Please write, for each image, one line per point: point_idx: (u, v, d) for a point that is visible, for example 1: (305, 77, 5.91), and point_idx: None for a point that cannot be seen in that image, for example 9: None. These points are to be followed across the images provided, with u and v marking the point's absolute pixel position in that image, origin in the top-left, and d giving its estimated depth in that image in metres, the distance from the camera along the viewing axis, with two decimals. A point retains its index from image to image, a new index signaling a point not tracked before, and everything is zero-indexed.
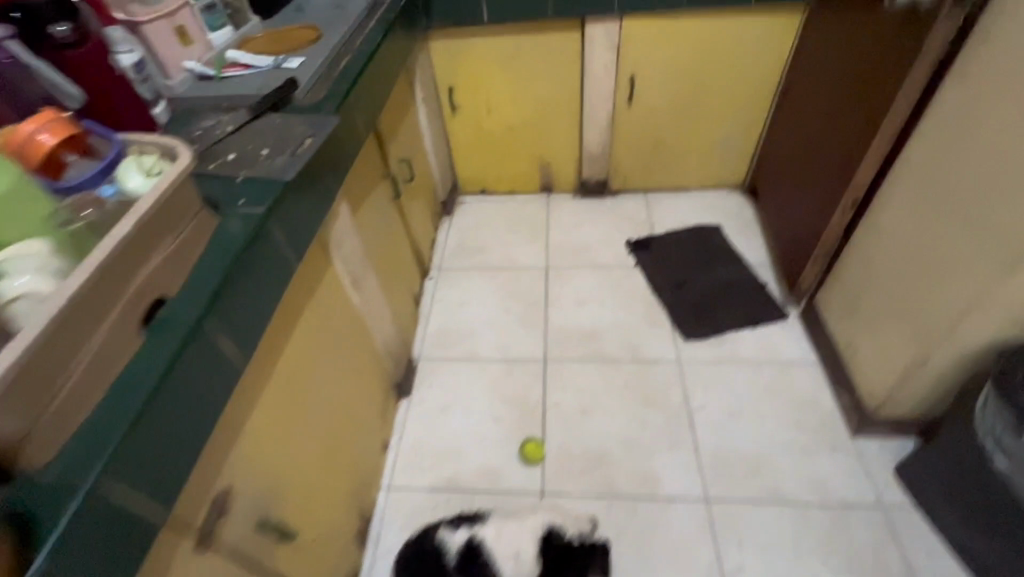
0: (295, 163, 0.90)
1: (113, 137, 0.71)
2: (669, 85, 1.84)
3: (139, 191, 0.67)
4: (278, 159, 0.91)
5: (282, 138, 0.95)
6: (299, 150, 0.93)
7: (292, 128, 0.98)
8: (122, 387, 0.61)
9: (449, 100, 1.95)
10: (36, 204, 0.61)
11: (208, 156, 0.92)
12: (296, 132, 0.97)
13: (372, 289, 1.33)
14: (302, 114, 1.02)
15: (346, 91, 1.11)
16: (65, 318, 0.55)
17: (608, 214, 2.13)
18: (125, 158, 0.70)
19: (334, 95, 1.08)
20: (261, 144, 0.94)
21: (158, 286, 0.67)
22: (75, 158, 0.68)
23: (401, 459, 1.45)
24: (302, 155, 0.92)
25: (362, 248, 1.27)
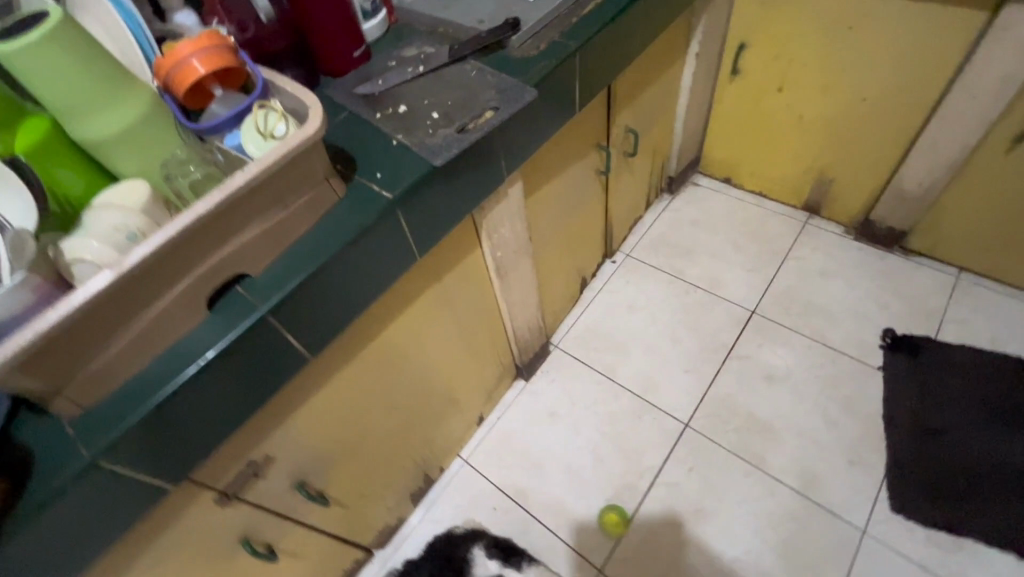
0: (454, 145, 0.72)
1: (257, 71, 0.62)
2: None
3: (253, 153, 0.59)
4: (440, 131, 0.74)
5: (463, 102, 0.78)
6: (469, 126, 0.75)
7: (481, 90, 0.79)
8: (170, 360, 0.59)
9: (732, 60, 1.50)
10: (154, 144, 0.58)
11: (382, 102, 0.81)
12: (481, 98, 0.78)
13: (524, 275, 1.17)
14: (503, 72, 0.82)
15: (571, 52, 0.85)
16: (117, 290, 0.50)
17: (881, 277, 1.52)
18: (259, 103, 0.60)
19: (554, 54, 0.84)
20: (437, 104, 0.78)
21: (240, 261, 0.61)
22: (221, 92, 0.62)
23: (488, 439, 1.38)
24: (468, 135, 0.73)
25: (528, 231, 1.09)
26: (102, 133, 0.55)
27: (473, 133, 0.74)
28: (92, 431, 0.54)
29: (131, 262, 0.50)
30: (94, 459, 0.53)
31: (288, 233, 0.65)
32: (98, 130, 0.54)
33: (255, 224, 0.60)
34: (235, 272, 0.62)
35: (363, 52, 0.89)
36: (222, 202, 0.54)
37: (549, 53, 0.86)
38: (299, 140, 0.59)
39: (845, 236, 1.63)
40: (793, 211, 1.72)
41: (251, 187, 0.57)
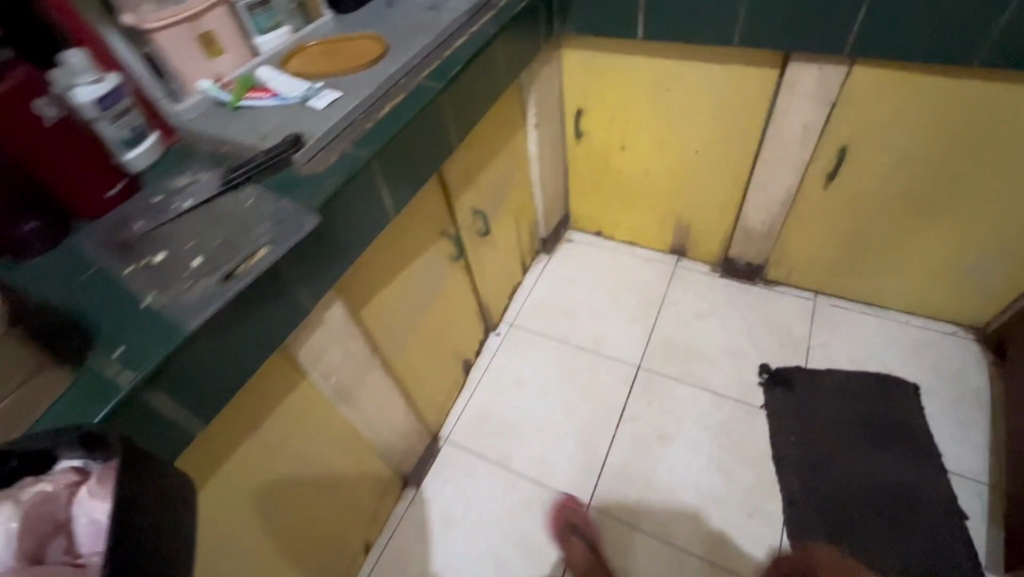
0: (213, 301, 0.62)
1: None
2: (900, 173, 1.19)
3: None
4: (200, 284, 0.64)
5: (233, 240, 0.68)
6: (234, 272, 0.65)
7: (254, 222, 0.70)
8: None
9: (574, 125, 1.52)
10: None
11: (139, 251, 0.69)
12: (254, 232, 0.69)
13: (379, 386, 1.06)
14: (284, 196, 0.73)
15: (365, 163, 0.79)
16: None
17: (750, 311, 1.56)
18: None
19: (343, 168, 0.77)
20: (202, 247, 0.68)
21: None
22: None
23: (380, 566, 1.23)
24: (231, 284, 0.63)
25: (370, 343, 0.99)
26: None
27: (237, 279, 0.63)
28: None
29: None
30: None
31: None
32: None
33: None
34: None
35: (123, 187, 0.79)
36: None
37: (340, 165, 0.78)
38: None
39: (713, 275, 1.67)
40: (663, 256, 1.76)
41: None
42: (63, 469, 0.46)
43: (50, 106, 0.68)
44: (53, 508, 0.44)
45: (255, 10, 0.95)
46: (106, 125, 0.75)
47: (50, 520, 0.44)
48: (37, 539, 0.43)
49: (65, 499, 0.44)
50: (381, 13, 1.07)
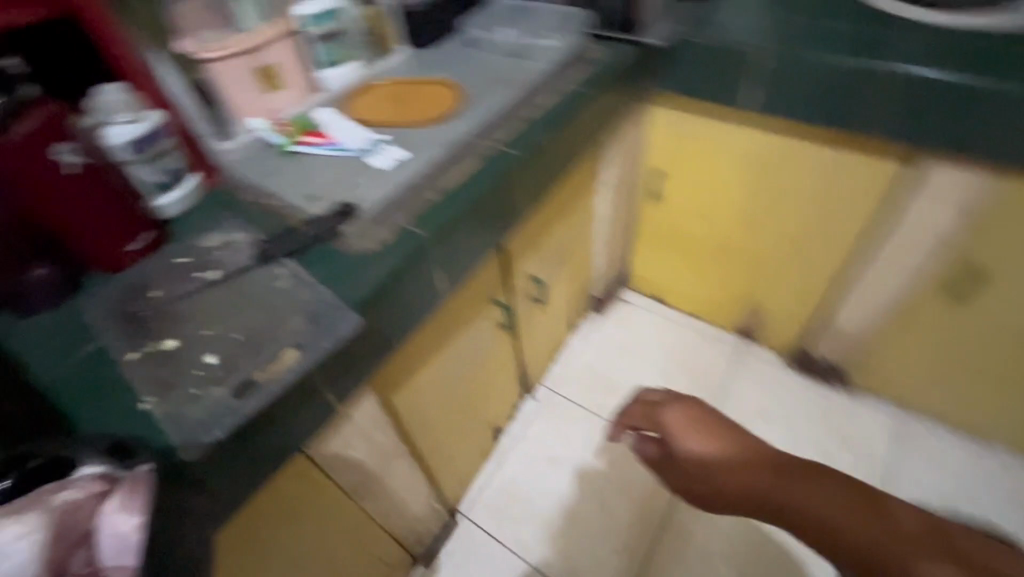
0: (218, 425, 0.50)
1: None
2: (830, 212, 1.12)
3: None
4: (206, 394, 0.52)
5: (256, 337, 0.57)
6: (249, 384, 0.53)
7: (284, 315, 0.59)
8: None
9: (650, 186, 1.37)
10: None
11: (148, 331, 0.59)
12: (281, 330, 0.57)
13: (403, 474, 0.94)
14: (323, 285, 0.61)
15: (421, 250, 0.66)
16: None
17: (822, 420, 1.39)
18: None
19: (396, 255, 0.64)
20: (219, 340, 0.57)
21: None
22: None
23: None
24: (242, 403, 0.51)
25: (400, 431, 0.86)
26: None
27: (249, 398, 0.52)
28: None
29: None
30: None
31: None
32: None
33: None
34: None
35: (149, 240, 0.67)
36: None
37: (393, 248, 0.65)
38: None
39: (783, 368, 1.49)
40: (725, 334, 1.58)
41: None
42: (86, 476, 0.45)
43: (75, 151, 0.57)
44: (78, 518, 0.42)
45: (321, 42, 0.84)
46: (141, 168, 0.66)
47: (71, 534, 0.42)
48: (62, 548, 0.41)
49: (92, 507, 0.43)
50: (460, 57, 0.96)
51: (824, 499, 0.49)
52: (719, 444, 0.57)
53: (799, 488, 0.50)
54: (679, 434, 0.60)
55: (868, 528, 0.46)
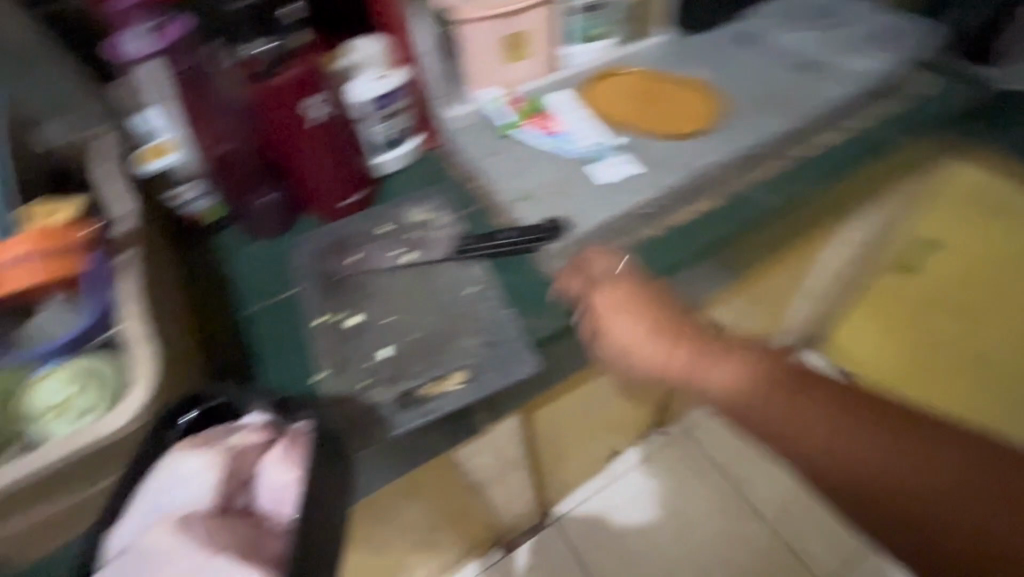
0: (375, 434, 0.50)
1: (103, 295, 0.45)
2: None
3: (42, 432, 0.41)
4: (372, 394, 0.52)
5: (428, 344, 0.55)
6: (412, 398, 0.51)
7: (466, 325, 0.56)
8: None
9: None
10: None
11: (337, 297, 0.59)
12: (453, 346, 0.54)
13: (512, 482, 0.90)
14: (512, 306, 0.57)
15: None
16: None
17: None
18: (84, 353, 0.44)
19: None
20: (396, 334, 0.56)
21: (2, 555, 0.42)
22: (57, 301, 0.45)
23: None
24: (400, 418, 0.50)
25: (525, 449, 0.81)
26: None
27: (408, 416, 0.50)
28: None
29: None
30: None
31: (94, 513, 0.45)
32: None
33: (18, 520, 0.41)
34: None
35: (360, 198, 0.67)
36: None
37: None
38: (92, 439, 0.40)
39: None
40: None
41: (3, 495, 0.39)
42: (253, 423, 0.43)
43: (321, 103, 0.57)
44: (242, 464, 0.41)
45: (583, 12, 0.75)
46: (374, 124, 0.66)
47: (237, 476, 0.41)
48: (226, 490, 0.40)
49: (255, 457, 0.41)
50: (731, 56, 0.78)
51: (818, 417, 0.39)
52: (677, 345, 0.47)
53: (764, 398, 0.41)
54: (614, 321, 0.50)
55: (864, 445, 0.37)
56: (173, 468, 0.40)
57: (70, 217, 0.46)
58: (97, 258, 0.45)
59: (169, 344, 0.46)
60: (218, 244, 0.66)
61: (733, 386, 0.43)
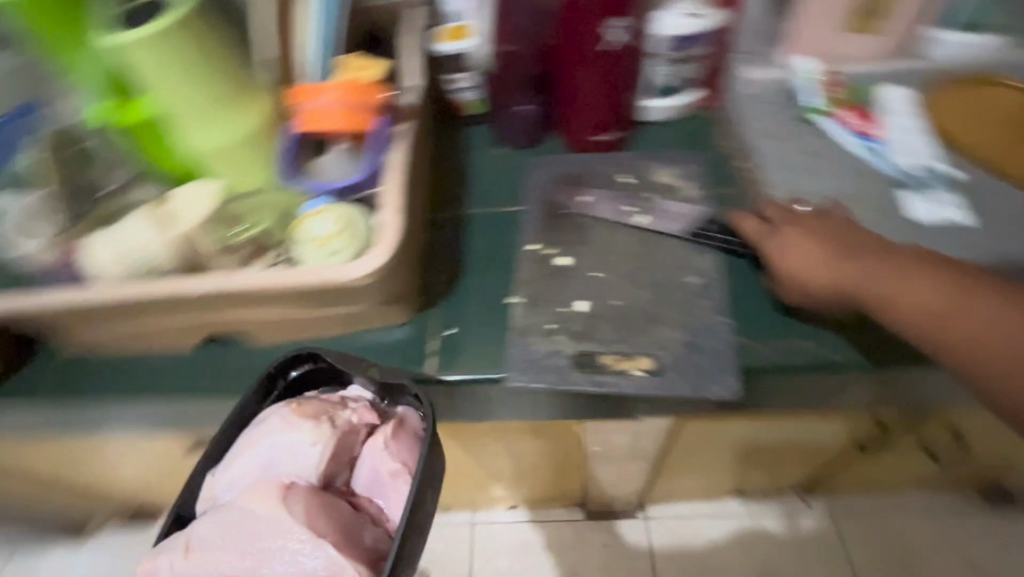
0: (544, 377, 0.50)
1: (376, 156, 0.49)
2: None
3: (300, 254, 0.48)
4: (555, 340, 0.52)
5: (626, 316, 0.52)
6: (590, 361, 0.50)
7: (671, 314, 0.52)
8: (151, 369, 0.56)
9: None
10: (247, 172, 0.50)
11: (557, 230, 0.58)
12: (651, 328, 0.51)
13: (623, 469, 0.86)
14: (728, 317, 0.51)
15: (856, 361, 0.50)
16: (102, 311, 0.48)
17: None
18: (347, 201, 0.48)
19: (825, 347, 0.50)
20: (598, 291, 0.54)
21: (247, 330, 0.52)
22: (341, 147, 0.50)
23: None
24: (573, 376, 0.49)
25: (653, 451, 0.77)
26: (202, 144, 0.48)
27: (581, 378, 0.49)
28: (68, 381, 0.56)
29: (116, 295, 0.46)
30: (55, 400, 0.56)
31: (310, 331, 0.53)
32: (201, 142, 0.48)
33: (266, 310, 0.50)
34: (227, 333, 0.54)
35: (614, 137, 0.63)
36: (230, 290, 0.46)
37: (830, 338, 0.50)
38: (334, 277, 0.45)
39: None
40: None
41: (264, 290, 0.47)
42: (360, 399, 0.48)
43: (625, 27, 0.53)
44: (348, 444, 0.45)
45: None
46: (661, 64, 0.60)
47: (346, 454, 0.45)
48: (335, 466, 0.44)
49: (361, 438, 0.45)
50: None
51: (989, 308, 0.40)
52: (841, 258, 0.46)
53: (856, 270, 0.45)
54: (788, 243, 0.49)
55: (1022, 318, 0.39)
56: (282, 428, 0.44)
57: (376, 77, 0.49)
58: (383, 122, 0.49)
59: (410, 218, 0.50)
60: (467, 138, 0.68)
61: (831, 271, 0.46)
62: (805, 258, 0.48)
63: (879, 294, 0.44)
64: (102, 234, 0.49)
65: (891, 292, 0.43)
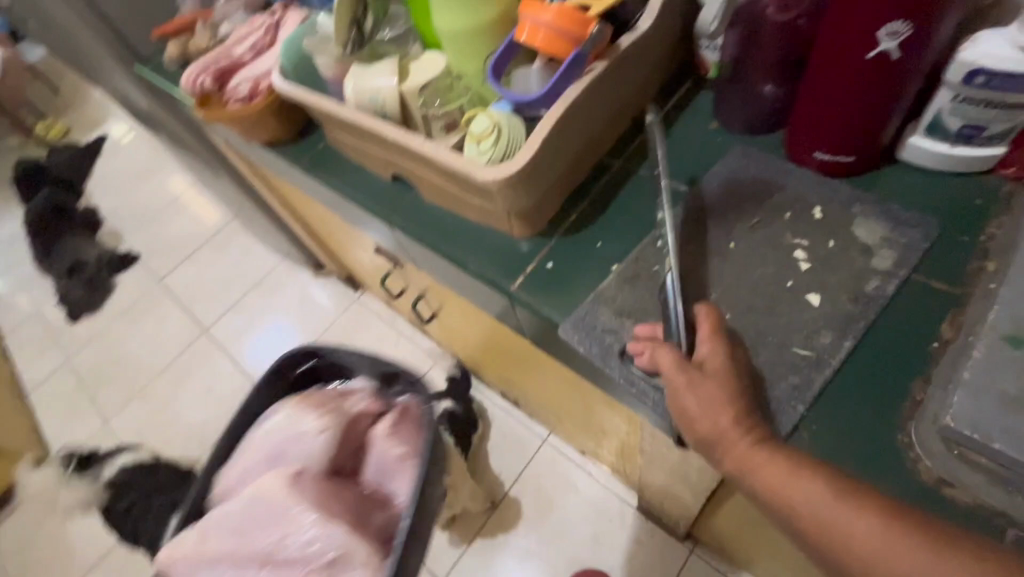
0: (589, 344, 0.52)
1: (559, 85, 0.52)
2: None
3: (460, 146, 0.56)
4: (623, 322, 0.52)
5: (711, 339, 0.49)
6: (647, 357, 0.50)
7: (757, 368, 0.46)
8: (361, 176, 0.74)
9: None
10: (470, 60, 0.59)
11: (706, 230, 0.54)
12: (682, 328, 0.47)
13: (671, 486, 0.83)
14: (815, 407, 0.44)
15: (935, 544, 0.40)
16: (339, 120, 0.65)
17: None
18: (518, 116, 0.53)
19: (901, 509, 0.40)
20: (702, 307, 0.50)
21: (417, 181, 0.65)
22: (540, 64, 0.54)
23: (552, 453, 1.28)
24: (613, 358, 0.51)
25: (701, 490, 0.72)
26: (444, 25, 0.57)
27: (670, 310, 0.48)
28: (319, 159, 0.78)
29: (345, 115, 0.61)
30: (305, 167, 0.78)
31: (454, 205, 0.63)
32: (443, 23, 0.57)
33: (427, 173, 0.61)
34: (406, 178, 0.67)
35: (840, 160, 0.53)
36: (406, 146, 0.58)
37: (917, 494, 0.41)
38: (468, 172, 0.52)
39: None
40: None
41: (426, 157, 0.57)
42: None
43: (898, 34, 0.43)
44: None
45: None
46: (942, 99, 0.46)
47: None
48: None
49: None
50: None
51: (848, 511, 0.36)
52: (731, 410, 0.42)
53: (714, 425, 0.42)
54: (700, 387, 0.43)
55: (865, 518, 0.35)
56: None
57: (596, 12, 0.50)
58: (582, 54, 0.50)
59: (559, 148, 0.53)
60: (690, 98, 0.65)
61: (716, 423, 0.42)
62: (686, 396, 0.43)
63: (744, 462, 0.41)
64: (360, 67, 0.63)
65: (723, 448, 0.42)
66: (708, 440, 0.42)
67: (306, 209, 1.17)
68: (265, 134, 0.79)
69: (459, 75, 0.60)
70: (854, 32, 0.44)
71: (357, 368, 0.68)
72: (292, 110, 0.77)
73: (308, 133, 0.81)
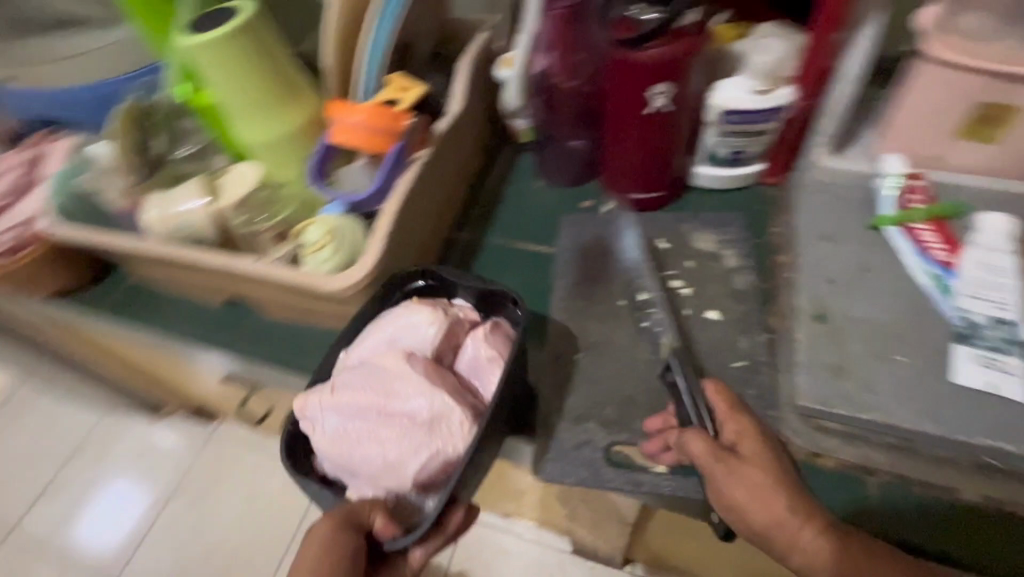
0: (574, 472, 0.48)
1: (389, 178, 0.51)
2: None
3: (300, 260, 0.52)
4: (588, 428, 0.50)
5: (596, 380, 0.52)
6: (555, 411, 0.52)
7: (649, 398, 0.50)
8: (185, 309, 0.65)
9: None
10: (287, 167, 0.56)
11: (573, 277, 0.59)
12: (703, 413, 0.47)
13: (599, 530, 0.82)
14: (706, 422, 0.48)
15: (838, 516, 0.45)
16: (144, 256, 0.56)
17: None
18: (354, 215, 0.52)
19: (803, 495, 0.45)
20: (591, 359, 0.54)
21: (256, 302, 0.59)
22: (363, 160, 0.53)
23: (476, 533, 1.20)
24: (605, 472, 0.48)
25: (627, 525, 0.72)
26: (249, 137, 0.54)
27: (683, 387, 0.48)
28: (126, 302, 0.67)
29: (151, 251, 0.54)
30: (110, 313, 0.66)
31: (306, 317, 0.58)
32: (247, 136, 0.54)
33: (267, 291, 0.55)
34: (245, 300, 0.61)
35: (651, 197, 0.60)
36: (235, 270, 0.52)
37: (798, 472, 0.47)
38: (313, 284, 0.49)
39: None
40: None
41: (262, 278, 0.52)
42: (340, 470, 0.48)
43: (663, 92, 0.51)
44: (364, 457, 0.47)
45: None
46: (710, 134, 0.56)
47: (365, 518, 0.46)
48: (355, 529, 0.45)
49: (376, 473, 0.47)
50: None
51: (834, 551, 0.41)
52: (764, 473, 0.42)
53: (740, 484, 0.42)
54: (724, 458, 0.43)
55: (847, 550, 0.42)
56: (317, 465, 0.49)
57: (405, 105, 0.52)
58: (402, 145, 0.51)
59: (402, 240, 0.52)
60: (512, 164, 0.69)
61: (773, 514, 0.42)
62: (744, 493, 0.42)
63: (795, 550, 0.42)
64: (159, 194, 0.56)
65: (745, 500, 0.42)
66: (763, 525, 0.42)
67: (119, 356, 0.97)
68: (47, 288, 0.65)
69: (279, 183, 0.56)
70: (630, 94, 0.51)
71: (457, 288, 0.53)
72: (80, 255, 0.66)
73: (107, 275, 0.69)
